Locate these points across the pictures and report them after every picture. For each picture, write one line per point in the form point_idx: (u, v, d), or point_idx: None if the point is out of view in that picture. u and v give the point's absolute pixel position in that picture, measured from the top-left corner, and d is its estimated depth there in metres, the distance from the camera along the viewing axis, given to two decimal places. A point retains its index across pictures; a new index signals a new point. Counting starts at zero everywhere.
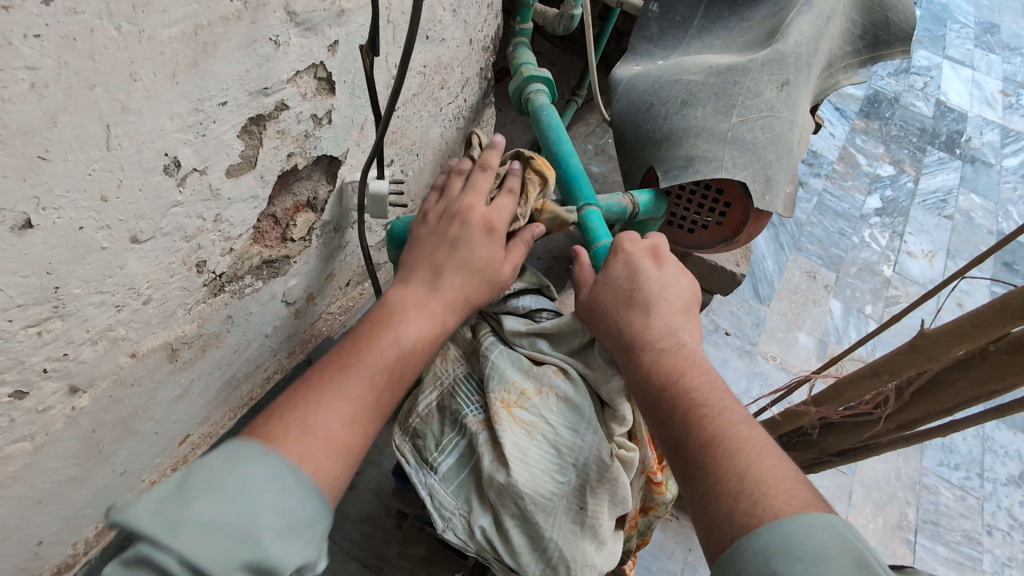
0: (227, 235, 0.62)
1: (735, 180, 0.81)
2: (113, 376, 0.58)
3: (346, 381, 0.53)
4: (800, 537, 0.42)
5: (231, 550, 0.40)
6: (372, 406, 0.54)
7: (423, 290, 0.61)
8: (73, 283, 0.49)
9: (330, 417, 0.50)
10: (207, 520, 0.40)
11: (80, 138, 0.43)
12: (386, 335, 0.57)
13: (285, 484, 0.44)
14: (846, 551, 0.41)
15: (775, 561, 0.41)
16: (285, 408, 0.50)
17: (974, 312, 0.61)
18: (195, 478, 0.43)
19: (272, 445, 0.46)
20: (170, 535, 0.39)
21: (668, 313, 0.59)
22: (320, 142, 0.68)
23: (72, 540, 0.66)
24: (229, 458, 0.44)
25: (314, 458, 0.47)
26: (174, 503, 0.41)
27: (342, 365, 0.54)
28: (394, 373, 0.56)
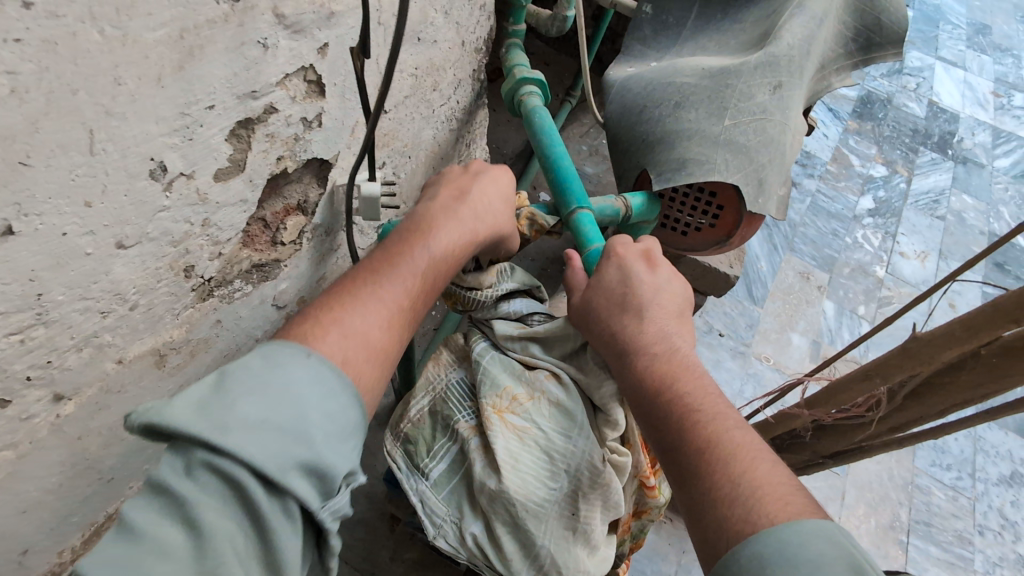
0: (215, 239, 0.62)
1: (728, 182, 0.80)
2: (99, 382, 0.57)
3: (379, 287, 0.56)
4: (795, 544, 0.41)
5: (284, 451, 0.41)
6: (405, 314, 0.56)
7: (446, 209, 0.64)
8: (57, 290, 0.48)
9: (366, 320, 0.53)
10: (258, 421, 0.41)
11: (62, 143, 0.42)
12: (414, 246, 0.60)
13: (331, 385, 0.46)
14: (840, 557, 0.41)
15: (769, 568, 0.41)
16: (321, 315, 0.52)
17: (966, 316, 0.61)
18: (235, 380, 0.43)
19: (314, 347, 0.48)
20: (221, 435, 0.39)
21: (661, 317, 0.59)
22: (310, 145, 0.67)
23: (59, 548, 0.66)
24: (277, 356, 0.46)
25: (356, 363, 0.50)
26: (217, 404, 0.41)
27: (373, 274, 0.57)
28: (424, 283, 0.59)
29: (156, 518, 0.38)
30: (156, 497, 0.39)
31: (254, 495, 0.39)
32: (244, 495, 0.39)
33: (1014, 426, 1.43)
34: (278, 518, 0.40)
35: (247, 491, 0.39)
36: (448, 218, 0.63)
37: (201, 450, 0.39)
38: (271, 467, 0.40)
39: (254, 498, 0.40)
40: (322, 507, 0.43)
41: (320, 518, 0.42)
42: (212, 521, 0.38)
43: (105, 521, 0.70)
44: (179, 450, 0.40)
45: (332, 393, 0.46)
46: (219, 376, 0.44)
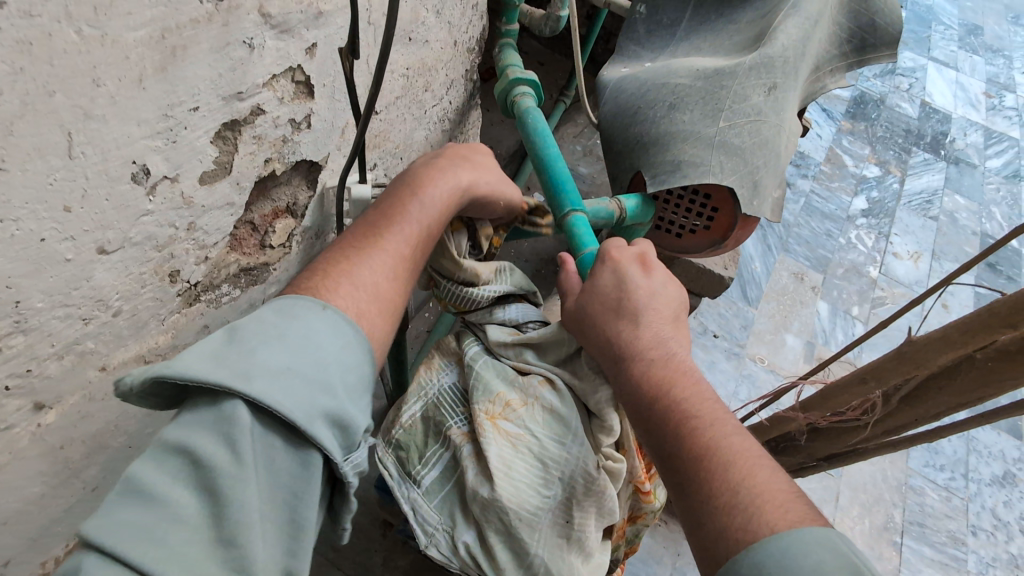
0: (201, 244, 0.60)
1: (722, 185, 0.80)
2: (82, 391, 0.56)
3: (381, 244, 0.56)
4: (797, 553, 0.41)
5: (307, 401, 0.43)
6: (409, 267, 0.57)
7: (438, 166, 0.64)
8: (36, 297, 0.47)
9: (373, 274, 0.54)
10: (280, 369, 0.43)
11: (39, 146, 0.41)
12: (410, 202, 0.59)
13: (347, 335, 0.48)
14: (841, 565, 0.40)
15: None
16: (326, 268, 0.53)
17: (961, 320, 0.61)
18: (250, 334, 0.45)
19: (326, 301, 0.49)
20: (246, 382, 0.41)
21: (657, 321, 0.58)
22: (299, 147, 0.66)
23: (42, 559, 0.64)
24: (289, 309, 0.47)
25: (368, 316, 0.51)
26: (235, 356, 0.43)
27: (373, 232, 0.57)
28: (423, 238, 0.59)
29: (168, 479, 0.38)
30: (166, 458, 0.39)
31: (279, 445, 0.42)
32: (270, 443, 0.41)
33: (1006, 426, 1.43)
34: (303, 467, 0.42)
35: (272, 441, 0.41)
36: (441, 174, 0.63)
37: (228, 400, 0.40)
38: (299, 414, 0.42)
39: (280, 446, 0.42)
40: (344, 459, 0.45)
41: (342, 471, 0.44)
42: (237, 475, 0.39)
43: None
44: (201, 404, 0.41)
45: (348, 343, 0.48)
46: (231, 332, 0.45)
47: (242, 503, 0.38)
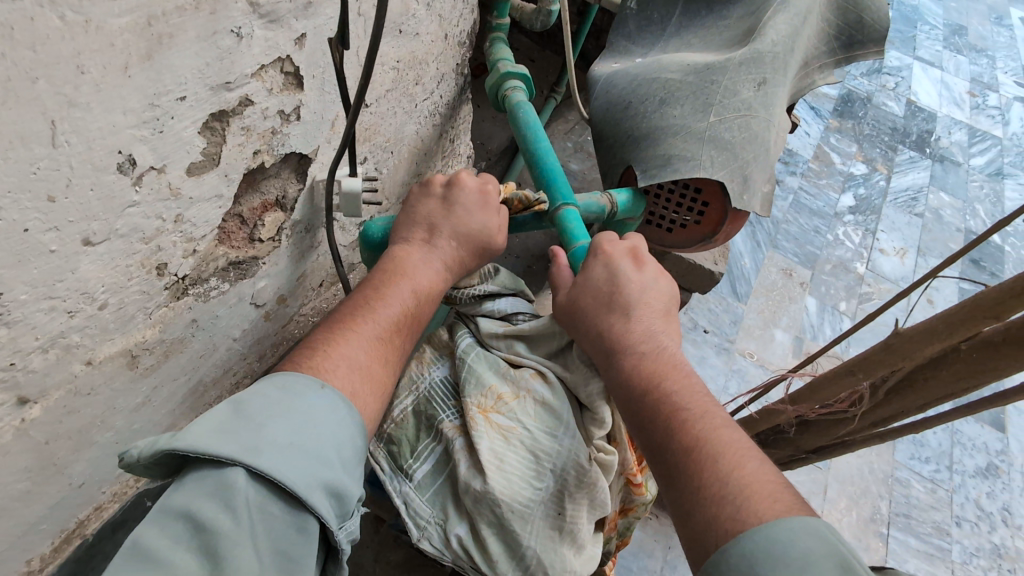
0: (189, 236, 0.59)
1: (713, 179, 0.80)
2: (67, 385, 0.55)
3: (376, 320, 0.58)
4: (785, 542, 0.41)
5: (309, 472, 0.46)
6: (400, 344, 0.60)
7: (429, 244, 0.66)
8: (19, 289, 0.46)
9: (366, 354, 0.56)
10: (286, 443, 0.46)
11: (22, 134, 0.40)
12: (402, 282, 0.62)
13: (342, 414, 0.51)
14: (829, 552, 0.41)
15: (759, 567, 0.41)
16: (322, 344, 0.55)
17: (947, 311, 0.62)
18: (256, 409, 0.48)
19: (324, 378, 0.52)
20: (253, 456, 0.44)
21: (648, 315, 0.59)
22: (288, 139, 0.65)
23: (28, 557, 0.63)
24: (289, 386, 0.50)
25: (360, 397, 0.54)
26: (243, 430, 0.46)
27: (368, 308, 0.59)
28: (415, 315, 0.62)
29: (170, 542, 0.41)
30: (166, 521, 0.42)
31: (278, 510, 0.44)
32: (268, 512, 0.44)
33: (989, 419, 1.46)
34: (299, 533, 0.44)
35: (273, 507, 0.44)
36: (432, 256, 0.65)
37: (234, 471, 0.43)
38: (298, 484, 0.44)
39: (278, 513, 0.44)
40: (338, 527, 0.47)
41: (337, 537, 0.47)
42: (235, 538, 0.41)
43: (76, 528, 0.67)
44: (205, 470, 0.44)
45: (342, 421, 0.50)
46: (239, 407, 0.48)
47: (240, 562, 0.41)
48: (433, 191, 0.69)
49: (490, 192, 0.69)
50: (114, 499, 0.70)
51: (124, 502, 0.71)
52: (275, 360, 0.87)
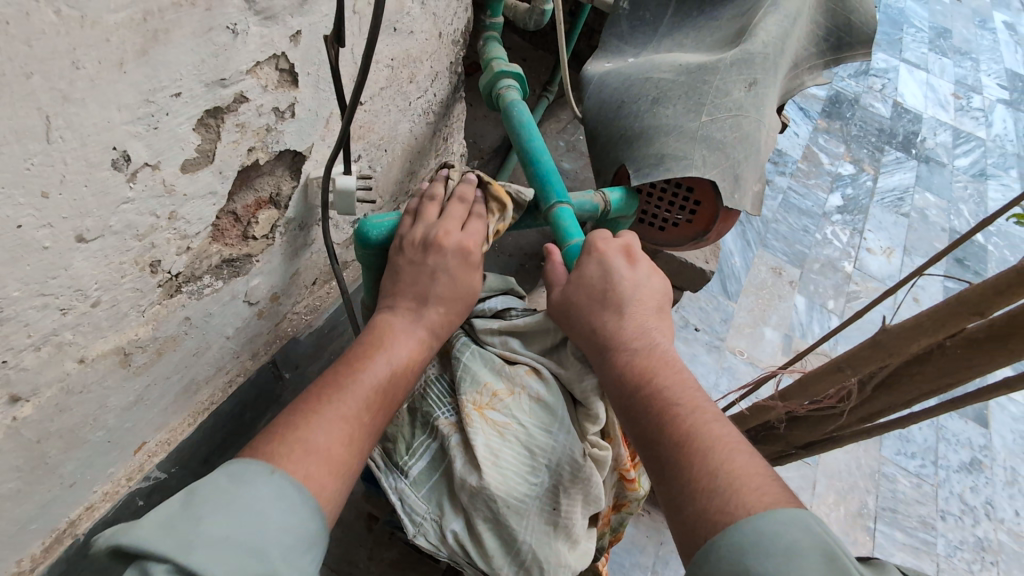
0: (182, 233, 0.59)
1: (705, 178, 0.81)
2: (60, 382, 0.55)
3: (344, 396, 0.54)
4: (771, 531, 0.42)
5: (241, 567, 0.42)
6: (367, 426, 0.54)
7: (411, 314, 0.63)
8: (12, 285, 0.45)
9: (327, 433, 0.51)
10: (219, 537, 0.42)
11: (16, 130, 0.40)
12: (377, 355, 0.58)
13: (292, 501, 0.46)
14: (815, 544, 0.41)
15: (747, 557, 0.41)
16: (285, 424, 0.51)
17: (933, 308, 0.63)
18: (202, 493, 0.45)
19: (276, 463, 0.48)
20: (184, 553, 0.40)
21: (642, 313, 0.59)
22: (282, 136, 0.65)
23: (18, 556, 0.63)
24: (237, 475, 0.46)
25: (317, 478, 0.49)
26: (181, 521, 0.42)
27: (337, 385, 0.55)
28: (386, 393, 0.57)
29: None
30: None
31: None
32: None
33: (973, 415, 1.48)
34: None
35: None
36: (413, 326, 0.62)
37: (156, 565, 0.40)
38: None
39: None
40: None
41: None
42: None
43: (68, 527, 0.67)
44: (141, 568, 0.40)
45: (289, 510, 0.46)
46: (186, 494, 0.45)
47: None
48: (413, 249, 0.65)
49: (472, 253, 0.65)
50: (106, 498, 0.70)
51: (116, 501, 0.71)
52: (268, 358, 0.87)
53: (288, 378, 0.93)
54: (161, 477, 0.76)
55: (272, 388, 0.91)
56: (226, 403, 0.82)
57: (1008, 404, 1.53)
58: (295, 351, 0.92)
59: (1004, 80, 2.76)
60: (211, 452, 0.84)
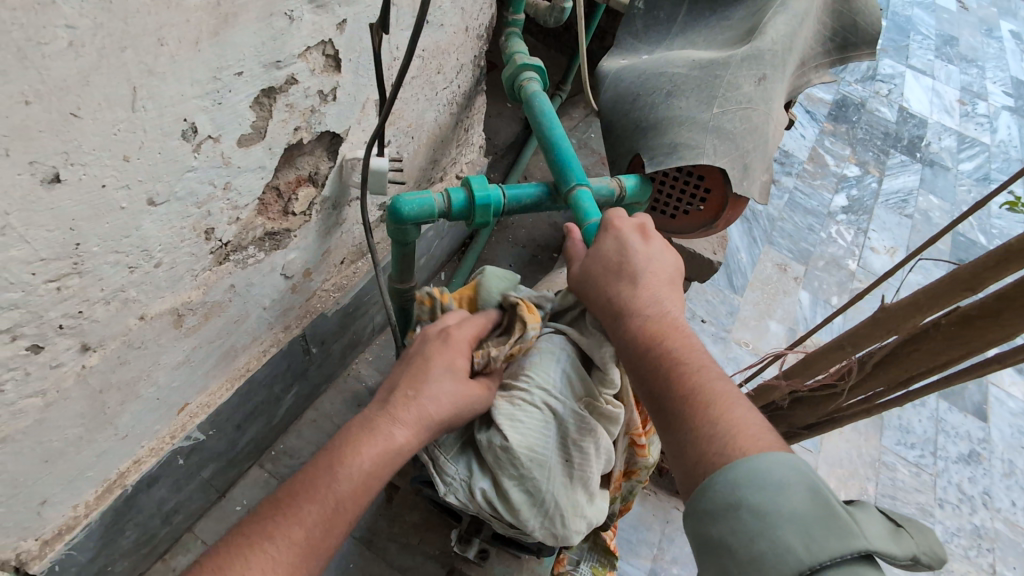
0: (234, 204, 0.64)
1: (715, 166, 0.85)
2: (122, 337, 0.60)
3: (283, 518, 0.52)
4: (763, 469, 0.46)
5: None
6: (301, 550, 0.52)
7: (386, 413, 0.60)
8: (93, 241, 0.50)
9: (253, 553, 0.50)
10: None
11: (108, 97, 0.45)
12: (332, 466, 0.55)
13: None
14: (802, 480, 0.46)
15: (740, 491, 0.46)
16: (226, 540, 0.52)
17: (929, 286, 0.68)
18: None
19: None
20: None
21: (655, 283, 0.62)
22: (324, 118, 0.70)
23: (74, 502, 0.67)
24: None
25: None
26: None
27: (285, 498, 0.54)
28: (335, 507, 0.54)
29: None
30: None
31: None
32: None
33: (971, 409, 1.52)
34: None
35: None
36: (384, 426, 0.59)
37: None
38: None
39: None
40: None
41: None
42: None
43: (117, 478, 0.72)
44: None
45: None
46: None
47: None
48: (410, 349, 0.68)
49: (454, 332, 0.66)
50: (151, 454, 0.74)
51: (160, 458, 0.75)
52: (299, 332, 0.92)
53: (314, 353, 0.98)
54: (199, 438, 0.80)
55: (300, 361, 0.97)
56: (261, 371, 0.87)
57: (1007, 399, 1.56)
58: (323, 327, 0.97)
59: (1009, 87, 2.80)
60: (243, 420, 0.90)
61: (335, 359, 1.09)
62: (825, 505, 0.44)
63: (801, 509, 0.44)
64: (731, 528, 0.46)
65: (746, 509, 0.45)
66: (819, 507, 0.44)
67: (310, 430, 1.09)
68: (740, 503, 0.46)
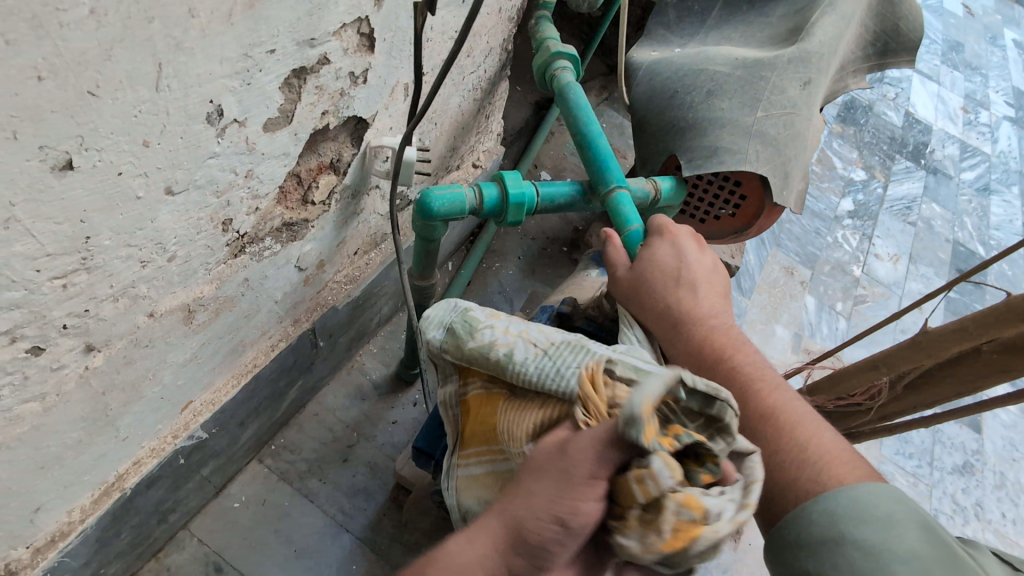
0: (254, 193, 0.59)
1: (756, 173, 0.82)
2: (129, 336, 0.54)
3: None
4: (866, 501, 0.44)
5: None
6: None
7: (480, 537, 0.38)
8: (104, 234, 0.45)
9: None
10: None
11: (130, 75, 0.39)
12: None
13: None
14: (912, 516, 0.43)
15: (842, 523, 0.43)
16: None
17: (978, 313, 0.65)
18: None
19: None
20: None
21: (712, 296, 0.60)
22: (353, 101, 0.65)
23: (69, 507, 0.62)
24: None
25: None
26: None
27: None
28: None
29: None
30: None
31: None
32: None
33: (967, 420, 1.53)
34: None
35: None
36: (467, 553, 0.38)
37: None
38: None
39: None
40: None
41: None
42: None
43: (116, 481, 0.67)
44: None
45: None
46: None
47: None
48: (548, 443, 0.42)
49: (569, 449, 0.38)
50: (152, 454, 0.70)
51: (162, 458, 0.71)
52: (308, 326, 0.87)
53: (321, 347, 0.94)
54: (202, 437, 0.76)
55: (306, 355, 0.92)
56: (268, 367, 0.82)
57: (1000, 411, 1.59)
58: (332, 319, 0.92)
59: (1011, 97, 2.80)
60: (247, 416, 0.85)
61: (341, 351, 1.04)
62: (941, 546, 0.42)
63: (916, 549, 0.41)
64: (833, 564, 0.43)
65: (853, 547, 0.42)
66: (935, 546, 0.41)
67: (312, 424, 1.04)
68: (844, 538, 0.43)
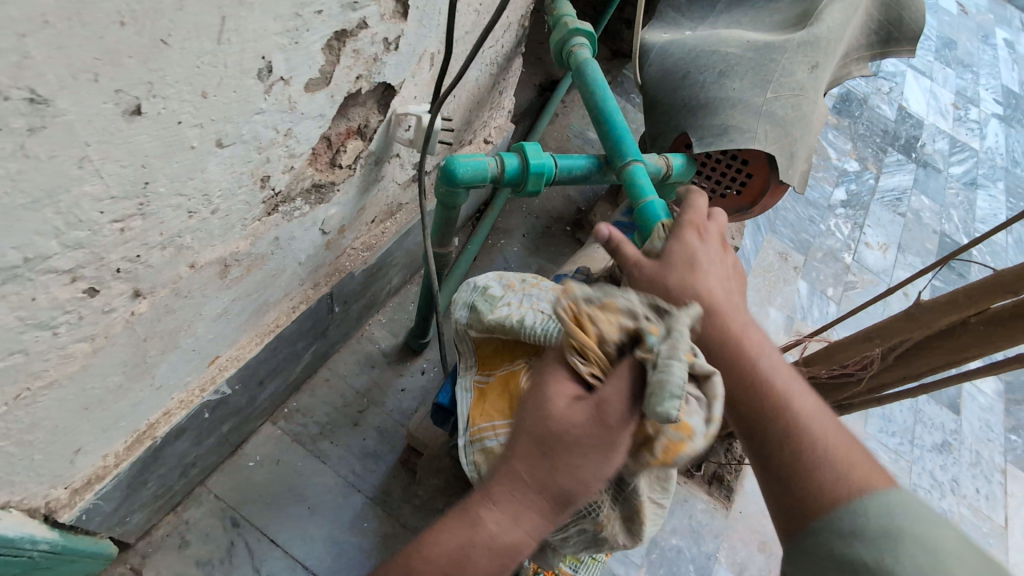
0: (291, 152, 0.61)
1: (763, 151, 0.85)
2: (171, 285, 0.57)
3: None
4: (909, 514, 0.43)
5: None
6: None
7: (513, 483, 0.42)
8: (161, 181, 0.47)
9: None
10: None
11: (197, 26, 0.41)
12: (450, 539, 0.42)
13: None
14: (951, 529, 0.43)
15: (894, 533, 0.42)
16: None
17: (968, 286, 0.70)
18: None
19: None
20: None
21: (741, 301, 0.56)
22: (384, 67, 0.67)
23: (105, 452, 0.65)
24: None
25: None
26: None
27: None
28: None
29: None
30: None
31: None
32: None
33: (947, 401, 1.60)
34: None
35: None
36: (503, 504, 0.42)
37: None
38: None
39: None
40: None
41: None
42: None
43: (147, 429, 0.69)
44: None
45: None
46: None
47: None
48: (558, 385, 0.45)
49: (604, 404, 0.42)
50: (181, 406, 0.72)
51: (190, 410, 0.73)
52: (327, 290, 0.89)
53: (337, 312, 0.96)
54: (226, 392, 0.78)
55: (323, 319, 0.94)
56: (289, 328, 0.84)
57: (978, 394, 1.66)
58: (348, 286, 0.94)
59: (1000, 95, 2.87)
60: (266, 376, 0.88)
61: (353, 319, 1.07)
62: (980, 556, 0.42)
63: (964, 558, 0.41)
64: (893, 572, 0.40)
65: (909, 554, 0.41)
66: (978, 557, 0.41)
67: (324, 389, 1.07)
68: (899, 547, 0.41)
